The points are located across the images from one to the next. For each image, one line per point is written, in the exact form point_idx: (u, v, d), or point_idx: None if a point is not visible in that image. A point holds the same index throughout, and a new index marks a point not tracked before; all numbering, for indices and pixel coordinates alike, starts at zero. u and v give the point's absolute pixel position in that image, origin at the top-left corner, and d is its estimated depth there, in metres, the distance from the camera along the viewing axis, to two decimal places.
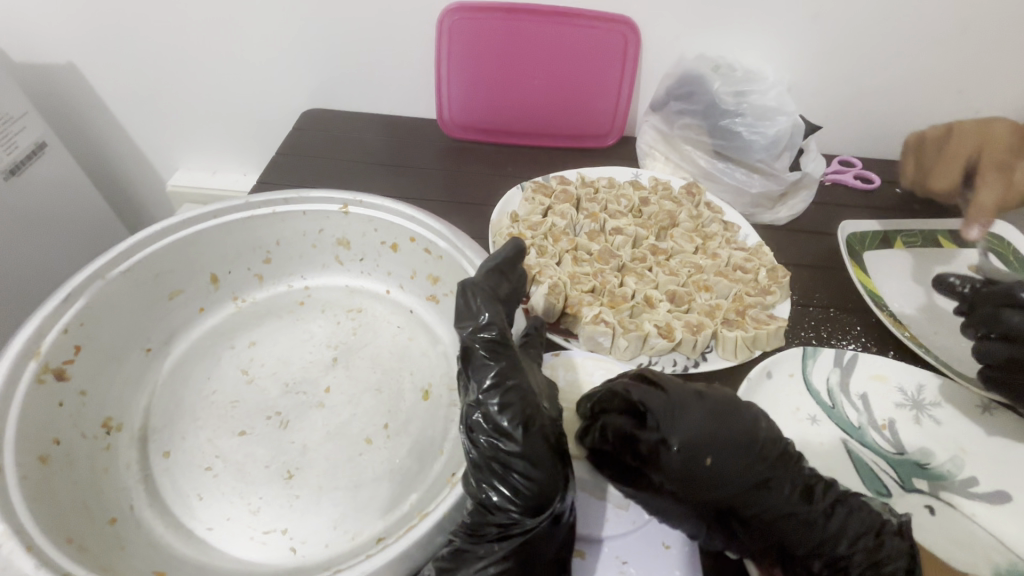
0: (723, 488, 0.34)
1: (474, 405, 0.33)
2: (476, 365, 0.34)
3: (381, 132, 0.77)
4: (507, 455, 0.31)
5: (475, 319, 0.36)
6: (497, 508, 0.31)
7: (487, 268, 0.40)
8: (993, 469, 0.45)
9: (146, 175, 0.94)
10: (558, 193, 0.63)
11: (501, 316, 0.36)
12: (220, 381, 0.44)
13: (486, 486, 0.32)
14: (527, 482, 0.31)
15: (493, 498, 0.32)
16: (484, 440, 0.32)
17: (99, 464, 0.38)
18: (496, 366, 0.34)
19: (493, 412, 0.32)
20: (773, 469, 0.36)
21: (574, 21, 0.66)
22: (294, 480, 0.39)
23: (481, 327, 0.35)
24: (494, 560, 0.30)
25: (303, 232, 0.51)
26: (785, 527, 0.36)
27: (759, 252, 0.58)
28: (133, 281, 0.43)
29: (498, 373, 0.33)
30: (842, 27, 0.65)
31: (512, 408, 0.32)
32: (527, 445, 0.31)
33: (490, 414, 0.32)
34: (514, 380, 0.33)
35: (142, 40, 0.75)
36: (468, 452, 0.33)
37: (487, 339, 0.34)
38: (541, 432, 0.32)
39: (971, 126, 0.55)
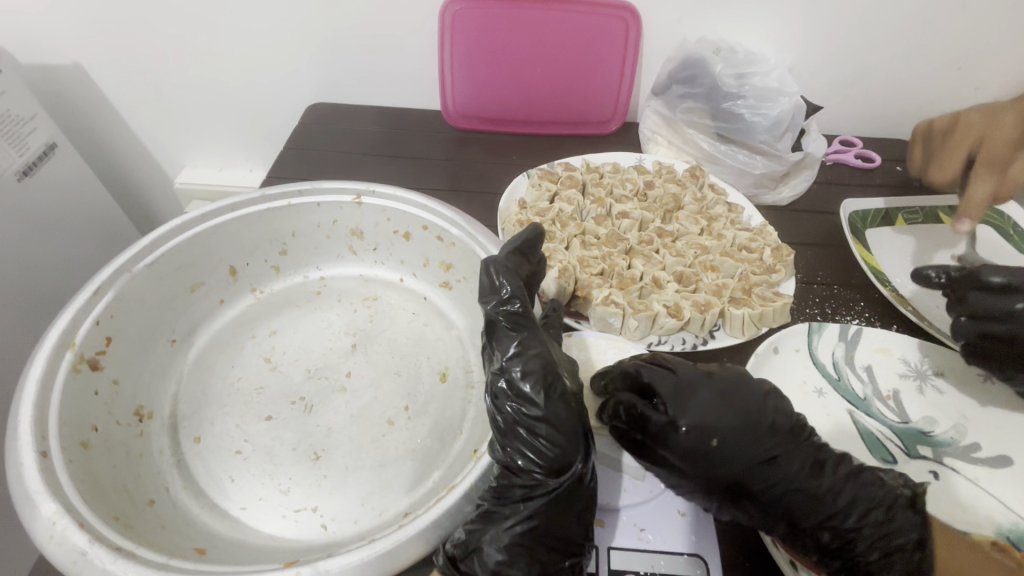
0: (723, 448, 0.36)
1: (498, 373, 0.35)
2: (500, 336, 0.37)
3: (386, 124, 0.78)
4: (531, 420, 0.33)
5: (498, 294, 0.38)
6: (522, 471, 0.33)
7: (508, 250, 0.42)
8: (995, 435, 0.46)
9: (153, 173, 0.95)
10: (564, 179, 0.64)
11: (523, 291, 0.39)
12: (244, 369, 0.46)
13: (511, 451, 0.34)
14: (550, 446, 0.32)
15: (518, 461, 0.33)
16: (508, 407, 0.34)
17: (134, 449, 0.39)
18: (519, 337, 0.36)
19: (516, 377, 0.34)
20: (781, 444, 0.37)
21: (576, 8, 0.67)
22: (321, 461, 0.41)
23: (504, 301, 0.38)
24: (520, 520, 0.32)
25: (318, 223, 0.52)
26: (795, 500, 0.36)
27: (763, 232, 0.59)
28: (158, 274, 0.44)
29: (519, 344, 0.35)
30: (842, 7, 0.66)
31: (533, 374, 0.33)
32: (549, 410, 0.33)
33: (513, 380, 0.34)
34: (536, 350, 0.35)
35: (147, 38, 0.75)
36: (493, 419, 0.35)
37: (509, 312, 0.37)
38: (562, 398, 0.33)
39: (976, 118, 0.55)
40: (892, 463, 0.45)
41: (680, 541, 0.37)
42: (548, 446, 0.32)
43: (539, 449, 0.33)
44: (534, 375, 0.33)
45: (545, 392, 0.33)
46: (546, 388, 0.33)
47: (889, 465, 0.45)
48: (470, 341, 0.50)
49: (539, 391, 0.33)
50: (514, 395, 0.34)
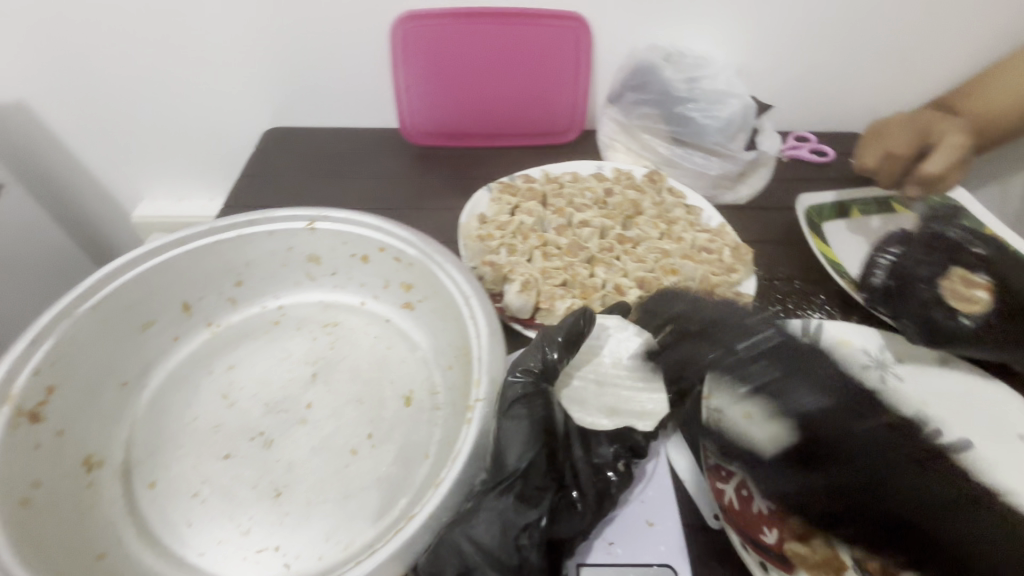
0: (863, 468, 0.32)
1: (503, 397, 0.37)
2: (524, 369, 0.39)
3: (344, 146, 0.77)
4: (506, 442, 0.35)
5: (544, 346, 0.40)
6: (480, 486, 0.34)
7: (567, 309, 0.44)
8: (955, 420, 0.47)
9: (110, 208, 0.93)
10: (524, 192, 0.64)
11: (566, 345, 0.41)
12: (201, 408, 0.44)
13: (480, 469, 0.35)
14: (512, 466, 0.34)
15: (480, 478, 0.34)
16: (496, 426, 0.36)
17: (83, 501, 0.38)
18: (535, 375, 0.38)
19: (512, 400, 0.36)
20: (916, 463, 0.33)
21: (526, 21, 0.67)
22: (283, 497, 0.40)
23: (542, 348, 0.40)
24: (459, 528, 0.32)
25: (272, 252, 0.51)
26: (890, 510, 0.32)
27: (722, 232, 0.60)
28: (104, 316, 0.43)
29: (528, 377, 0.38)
30: (783, 9, 0.67)
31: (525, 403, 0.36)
32: (519, 434, 0.35)
33: (510, 403, 0.36)
34: (536, 387, 0.37)
35: (94, 71, 0.74)
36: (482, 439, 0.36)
37: (541, 356, 0.40)
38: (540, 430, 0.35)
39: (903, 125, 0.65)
40: None
41: (650, 550, 0.38)
42: (522, 467, 0.34)
43: (512, 466, 0.34)
44: (532, 408, 0.36)
45: (537, 426, 0.35)
46: (538, 426, 0.35)
47: None
48: (434, 362, 0.49)
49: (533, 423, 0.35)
50: (511, 417, 0.36)
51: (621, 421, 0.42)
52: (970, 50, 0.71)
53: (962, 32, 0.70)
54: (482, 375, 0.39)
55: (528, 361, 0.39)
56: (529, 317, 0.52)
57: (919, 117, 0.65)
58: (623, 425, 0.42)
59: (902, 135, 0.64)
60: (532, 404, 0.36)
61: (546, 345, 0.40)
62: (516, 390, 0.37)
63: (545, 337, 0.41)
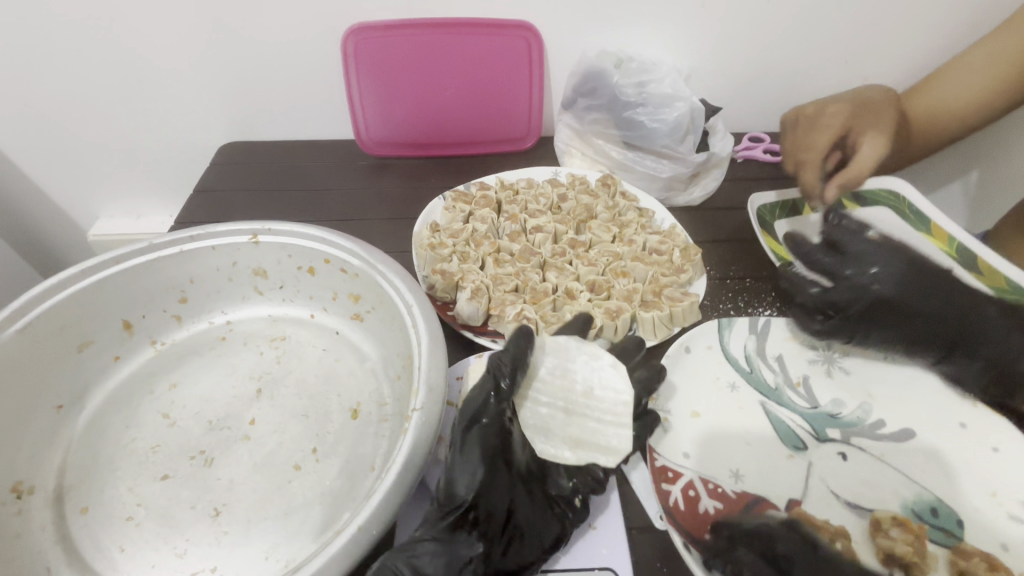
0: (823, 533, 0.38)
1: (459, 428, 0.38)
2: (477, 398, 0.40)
3: (300, 158, 0.76)
4: (456, 475, 0.36)
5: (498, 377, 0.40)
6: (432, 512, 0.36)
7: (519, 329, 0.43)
8: (899, 410, 0.48)
9: (66, 227, 0.91)
10: (478, 199, 0.64)
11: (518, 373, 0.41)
12: (140, 429, 0.43)
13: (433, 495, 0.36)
14: (463, 497, 0.35)
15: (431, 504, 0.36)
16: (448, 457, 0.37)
17: (9, 530, 0.37)
18: (488, 406, 0.39)
19: (467, 434, 0.38)
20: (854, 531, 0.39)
21: (475, 30, 0.68)
22: (222, 517, 0.39)
23: (498, 376, 0.40)
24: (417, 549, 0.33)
25: (216, 267, 0.51)
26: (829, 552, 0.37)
27: (673, 234, 0.60)
28: (36, 339, 0.42)
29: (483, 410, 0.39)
30: (728, 13, 0.69)
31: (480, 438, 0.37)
32: (472, 472, 0.36)
33: (465, 437, 0.37)
34: (488, 419, 0.38)
35: (41, 89, 0.73)
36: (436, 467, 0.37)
37: (497, 385, 0.40)
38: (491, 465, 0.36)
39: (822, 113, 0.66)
40: (804, 450, 0.45)
41: (591, 553, 0.38)
42: (472, 498, 0.35)
43: (462, 499, 0.35)
44: (482, 442, 0.37)
45: (486, 462, 0.36)
46: (489, 462, 0.36)
47: (801, 452, 0.45)
48: (383, 373, 0.48)
49: (480, 459, 0.36)
50: (461, 454, 0.37)
51: (583, 456, 0.39)
52: (908, 50, 0.74)
53: (900, 33, 0.72)
54: (421, 384, 0.39)
55: (480, 397, 0.39)
56: (480, 324, 0.52)
57: (845, 110, 0.64)
58: (586, 460, 0.39)
59: (821, 140, 0.63)
60: (482, 438, 0.37)
61: (496, 376, 0.40)
62: (468, 424, 0.38)
63: (493, 367, 0.40)
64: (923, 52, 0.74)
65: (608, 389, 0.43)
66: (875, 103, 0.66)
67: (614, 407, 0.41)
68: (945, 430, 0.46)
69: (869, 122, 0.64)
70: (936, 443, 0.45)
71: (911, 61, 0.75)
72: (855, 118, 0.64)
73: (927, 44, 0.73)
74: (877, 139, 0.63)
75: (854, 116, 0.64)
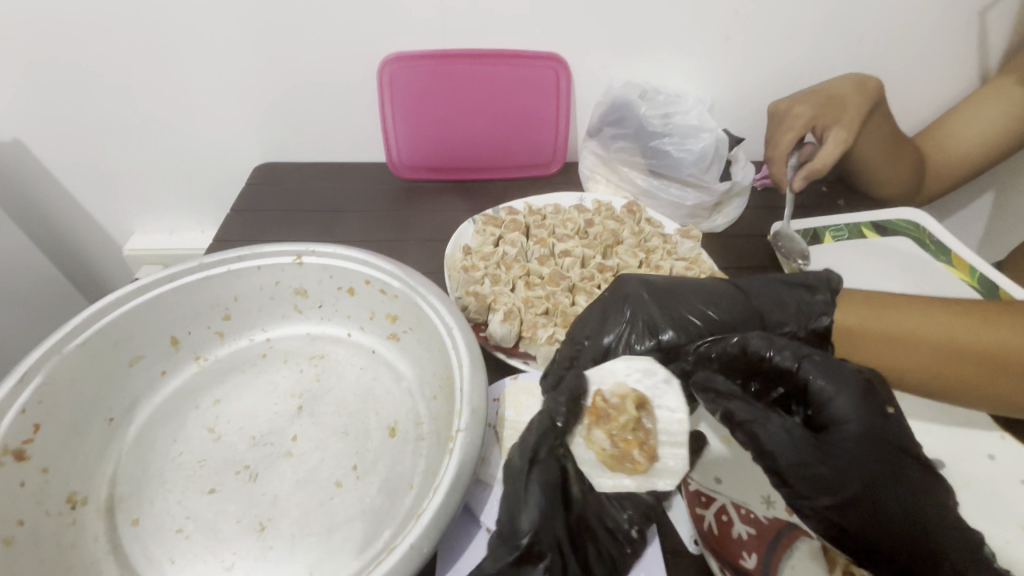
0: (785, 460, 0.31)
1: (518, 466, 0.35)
2: (534, 435, 0.37)
3: (333, 179, 0.79)
4: (518, 513, 0.34)
5: (556, 423, 0.37)
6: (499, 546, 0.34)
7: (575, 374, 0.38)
8: (926, 440, 0.48)
9: (102, 242, 0.94)
10: (508, 223, 0.66)
11: (572, 414, 0.37)
12: (186, 443, 0.45)
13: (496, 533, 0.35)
14: (528, 535, 0.34)
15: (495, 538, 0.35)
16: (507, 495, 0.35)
17: (64, 540, 0.38)
18: (545, 444, 0.36)
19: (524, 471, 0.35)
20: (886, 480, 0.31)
21: (506, 61, 0.70)
22: (267, 532, 0.40)
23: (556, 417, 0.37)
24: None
25: (259, 286, 0.53)
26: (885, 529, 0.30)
27: (699, 260, 0.62)
28: (92, 352, 0.44)
29: (538, 451, 0.36)
30: (751, 48, 0.71)
31: (543, 476, 0.35)
32: (536, 513, 0.34)
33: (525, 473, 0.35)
34: (546, 458, 0.36)
35: (89, 110, 0.76)
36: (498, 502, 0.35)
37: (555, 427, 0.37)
38: (553, 509, 0.35)
39: (796, 108, 0.68)
40: None
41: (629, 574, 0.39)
42: (534, 535, 0.34)
43: (525, 537, 0.34)
44: (545, 480, 0.35)
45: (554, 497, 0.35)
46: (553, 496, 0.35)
47: None
48: (419, 393, 0.49)
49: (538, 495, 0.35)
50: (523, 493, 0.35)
51: (643, 484, 0.36)
52: (925, 83, 0.76)
53: (917, 67, 0.74)
54: (464, 405, 0.40)
55: (539, 432, 0.36)
56: (512, 346, 0.53)
57: (815, 105, 0.67)
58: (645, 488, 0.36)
59: (790, 135, 0.68)
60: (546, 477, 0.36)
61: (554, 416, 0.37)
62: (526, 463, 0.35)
63: (551, 405, 0.37)
64: (940, 85, 0.76)
65: (662, 408, 0.37)
66: (845, 97, 0.66)
67: (670, 428, 0.36)
68: (973, 459, 0.47)
69: (837, 117, 0.66)
70: (968, 473, 0.46)
71: (927, 93, 0.77)
72: (823, 113, 0.67)
73: (943, 77, 0.75)
74: (842, 134, 0.66)
75: (822, 113, 0.67)
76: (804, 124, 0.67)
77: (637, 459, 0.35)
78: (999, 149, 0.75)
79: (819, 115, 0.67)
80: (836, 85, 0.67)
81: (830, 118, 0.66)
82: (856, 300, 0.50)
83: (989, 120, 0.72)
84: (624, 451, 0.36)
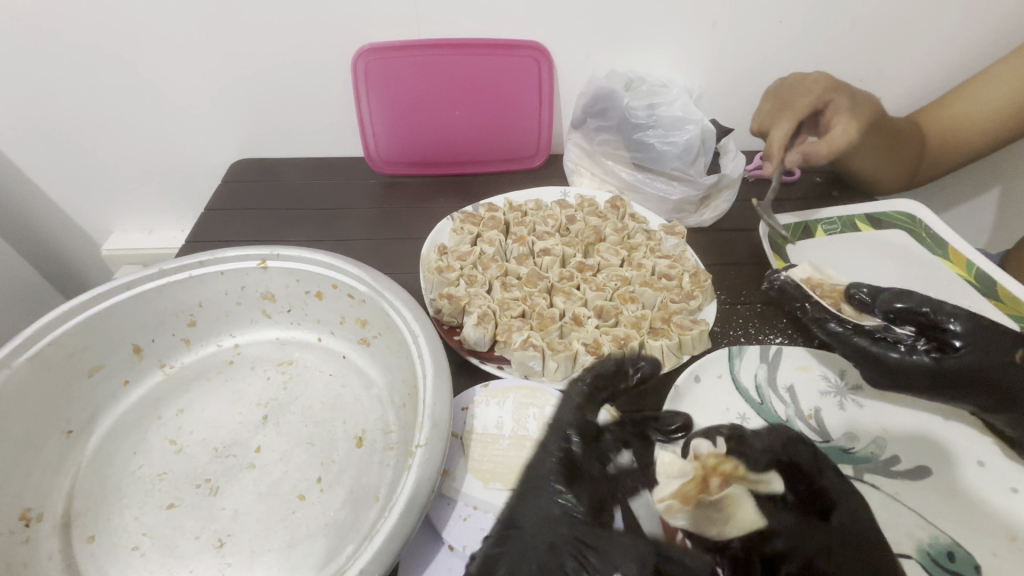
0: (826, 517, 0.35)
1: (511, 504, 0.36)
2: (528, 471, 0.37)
3: (312, 175, 0.77)
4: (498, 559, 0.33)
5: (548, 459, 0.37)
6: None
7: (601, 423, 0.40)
8: (912, 447, 0.47)
9: (80, 241, 0.93)
10: (486, 221, 0.64)
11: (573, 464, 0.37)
12: (147, 455, 0.44)
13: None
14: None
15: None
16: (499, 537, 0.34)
17: (17, 560, 0.37)
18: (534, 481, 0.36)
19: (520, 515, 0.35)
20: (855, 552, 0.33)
21: (484, 50, 0.68)
22: (226, 548, 0.39)
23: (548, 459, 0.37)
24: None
25: (225, 291, 0.51)
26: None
27: (683, 258, 0.60)
28: (45, 363, 0.42)
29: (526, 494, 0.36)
30: (742, 35, 0.68)
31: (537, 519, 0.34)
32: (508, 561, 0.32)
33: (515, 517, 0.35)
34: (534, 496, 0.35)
35: (59, 108, 0.74)
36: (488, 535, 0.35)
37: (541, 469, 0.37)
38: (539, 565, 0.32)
39: (843, 103, 0.62)
40: None
41: None
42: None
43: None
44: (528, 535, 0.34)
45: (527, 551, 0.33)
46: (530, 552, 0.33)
47: None
48: (389, 400, 0.48)
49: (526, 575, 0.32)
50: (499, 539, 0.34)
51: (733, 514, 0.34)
52: (927, 67, 0.73)
53: (916, 54, 0.71)
54: (425, 418, 0.38)
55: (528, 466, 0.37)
56: (486, 350, 0.52)
57: (823, 83, 0.63)
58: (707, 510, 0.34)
59: (812, 97, 0.63)
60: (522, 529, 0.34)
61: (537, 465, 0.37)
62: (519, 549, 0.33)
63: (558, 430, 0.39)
64: (941, 70, 0.73)
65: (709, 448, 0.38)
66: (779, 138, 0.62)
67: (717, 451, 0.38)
68: (962, 468, 0.46)
69: (845, 101, 0.62)
70: (951, 479, 0.45)
71: (927, 79, 0.74)
72: (839, 95, 0.63)
73: (945, 62, 0.72)
74: (854, 118, 0.62)
75: (829, 86, 0.63)
76: (810, 102, 0.63)
77: (708, 487, 0.35)
78: (955, 159, 0.74)
79: (838, 106, 0.62)
80: (801, 95, 0.63)
81: (821, 99, 0.63)
82: (791, 94, 0.64)
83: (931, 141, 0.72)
84: (705, 480, 0.36)
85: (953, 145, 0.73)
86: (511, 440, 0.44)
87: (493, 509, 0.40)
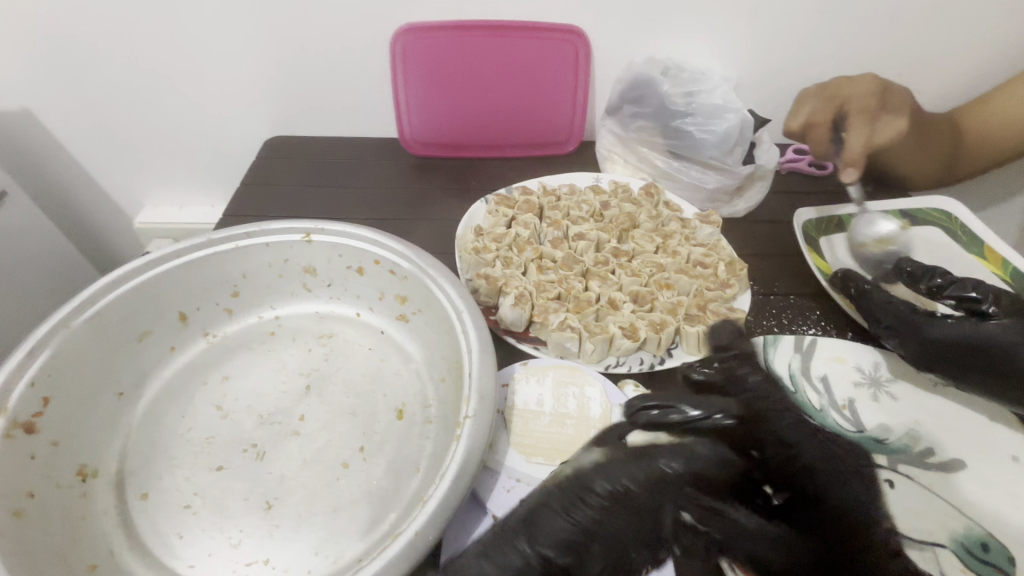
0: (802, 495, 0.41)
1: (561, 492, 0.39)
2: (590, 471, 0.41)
3: (344, 154, 0.78)
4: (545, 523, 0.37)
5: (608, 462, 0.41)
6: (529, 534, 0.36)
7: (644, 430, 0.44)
8: (947, 440, 0.47)
9: (112, 213, 0.95)
10: (521, 204, 0.64)
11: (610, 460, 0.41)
12: (194, 419, 0.45)
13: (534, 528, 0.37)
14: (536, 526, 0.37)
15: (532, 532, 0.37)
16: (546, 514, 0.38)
17: (75, 512, 0.39)
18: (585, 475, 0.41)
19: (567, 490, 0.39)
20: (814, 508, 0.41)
21: (523, 33, 0.68)
22: (273, 510, 0.40)
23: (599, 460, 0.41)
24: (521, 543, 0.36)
25: (268, 263, 0.52)
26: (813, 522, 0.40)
27: (718, 247, 0.60)
28: (100, 326, 0.44)
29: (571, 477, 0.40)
30: (784, 24, 0.67)
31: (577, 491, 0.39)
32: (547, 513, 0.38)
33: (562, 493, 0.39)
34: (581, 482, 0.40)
35: (99, 80, 0.75)
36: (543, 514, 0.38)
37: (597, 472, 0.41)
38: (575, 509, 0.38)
39: (891, 104, 0.63)
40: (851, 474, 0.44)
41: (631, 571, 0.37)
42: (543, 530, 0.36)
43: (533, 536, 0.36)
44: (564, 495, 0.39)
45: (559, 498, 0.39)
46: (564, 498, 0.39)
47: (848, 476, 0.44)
48: (428, 375, 0.49)
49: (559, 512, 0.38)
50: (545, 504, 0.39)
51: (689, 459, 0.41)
52: (970, 62, 0.71)
53: (959, 48, 0.70)
54: (472, 391, 0.39)
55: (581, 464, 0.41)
56: (522, 330, 0.52)
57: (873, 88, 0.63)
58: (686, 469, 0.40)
59: (867, 101, 0.62)
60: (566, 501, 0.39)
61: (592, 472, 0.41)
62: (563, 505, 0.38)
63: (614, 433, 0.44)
64: (984, 65, 0.72)
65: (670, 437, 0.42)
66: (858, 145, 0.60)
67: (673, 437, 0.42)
68: (997, 462, 0.46)
69: (898, 103, 0.63)
70: (985, 473, 0.45)
71: (969, 74, 0.73)
72: (887, 98, 0.63)
73: (989, 57, 0.71)
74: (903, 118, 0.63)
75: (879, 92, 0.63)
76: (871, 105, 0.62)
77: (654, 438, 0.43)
78: (1000, 155, 0.72)
79: (886, 107, 0.63)
80: (864, 101, 0.62)
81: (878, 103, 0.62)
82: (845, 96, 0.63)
83: (978, 135, 0.70)
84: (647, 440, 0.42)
85: (988, 143, 0.71)
86: (551, 418, 0.45)
87: (534, 483, 0.41)
